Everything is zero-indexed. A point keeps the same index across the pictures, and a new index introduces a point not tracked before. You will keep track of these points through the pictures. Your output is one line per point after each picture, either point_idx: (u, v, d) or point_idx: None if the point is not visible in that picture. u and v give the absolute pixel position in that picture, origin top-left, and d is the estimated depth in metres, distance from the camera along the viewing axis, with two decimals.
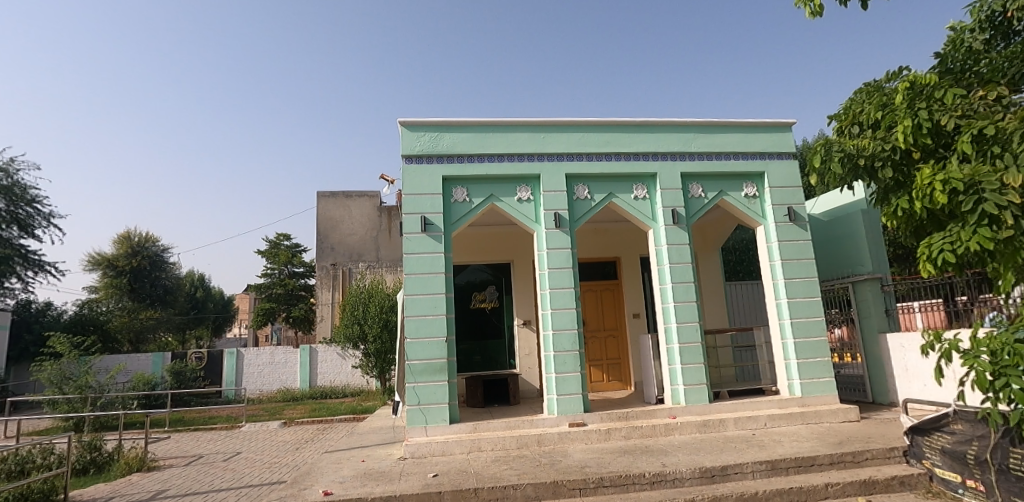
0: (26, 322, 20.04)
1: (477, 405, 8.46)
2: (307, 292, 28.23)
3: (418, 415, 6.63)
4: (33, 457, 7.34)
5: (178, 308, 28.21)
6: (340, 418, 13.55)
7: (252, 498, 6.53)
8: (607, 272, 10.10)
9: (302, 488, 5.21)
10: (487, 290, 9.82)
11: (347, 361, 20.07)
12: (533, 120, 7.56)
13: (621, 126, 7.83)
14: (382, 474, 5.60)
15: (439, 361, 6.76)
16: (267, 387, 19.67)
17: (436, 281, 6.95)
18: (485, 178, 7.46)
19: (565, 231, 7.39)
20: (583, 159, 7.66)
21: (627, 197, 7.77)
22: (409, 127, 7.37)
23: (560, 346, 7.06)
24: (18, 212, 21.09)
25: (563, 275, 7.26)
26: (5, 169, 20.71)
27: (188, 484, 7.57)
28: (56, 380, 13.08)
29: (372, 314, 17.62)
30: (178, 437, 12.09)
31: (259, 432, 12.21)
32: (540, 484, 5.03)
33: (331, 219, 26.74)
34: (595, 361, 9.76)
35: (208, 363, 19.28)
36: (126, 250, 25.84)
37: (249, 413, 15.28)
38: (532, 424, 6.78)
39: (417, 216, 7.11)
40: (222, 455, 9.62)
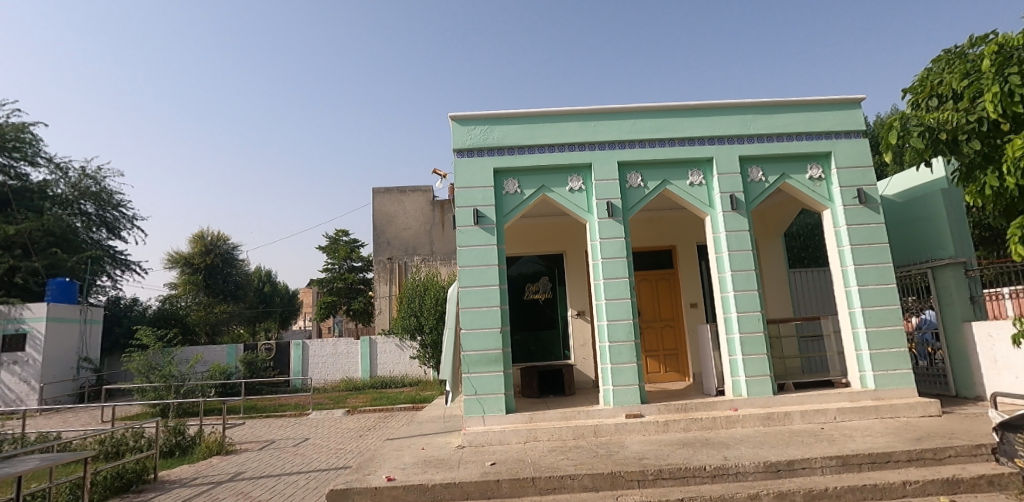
0: (117, 316, 21.76)
1: (533, 395, 8.50)
2: (366, 286, 29.24)
3: (475, 405, 6.75)
4: (126, 440, 8.00)
5: (248, 302, 29.90)
6: (400, 407, 13.99)
7: (321, 483, 6.86)
8: (663, 261, 9.88)
9: (366, 473, 5.42)
10: (540, 281, 9.83)
11: (406, 352, 20.68)
12: (583, 108, 7.46)
13: (674, 111, 7.59)
14: (441, 462, 5.74)
15: (494, 352, 6.84)
16: (331, 377, 20.53)
17: (490, 273, 7.02)
18: (536, 168, 7.43)
19: (618, 220, 7.27)
20: (635, 146, 7.50)
21: (681, 183, 7.55)
22: (459, 121, 7.44)
23: (615, 336, 6.99)
24: (106, 215, 22.99)
25: (617, 265, 7.16)
26: (94, 176, 22.56)
27: (262, 467, 8.03)
28: (144, 369, 14.22)
29: (429, 306, 18.07)
30: (252, 423, 12.88)
31: (325, 420, 12.80)
32: (596, 475, 5.01)
33: (386, 214, 27.49)
34: (652, 351, 9.59)
35: (276, 354, 20.35)
36: (201, 249, 27.62)
37: (315, 402, 16.01)
38: (588, 415, 6.76)
39: (469, 209, 7.19)
40: (292, 441, 10.15)
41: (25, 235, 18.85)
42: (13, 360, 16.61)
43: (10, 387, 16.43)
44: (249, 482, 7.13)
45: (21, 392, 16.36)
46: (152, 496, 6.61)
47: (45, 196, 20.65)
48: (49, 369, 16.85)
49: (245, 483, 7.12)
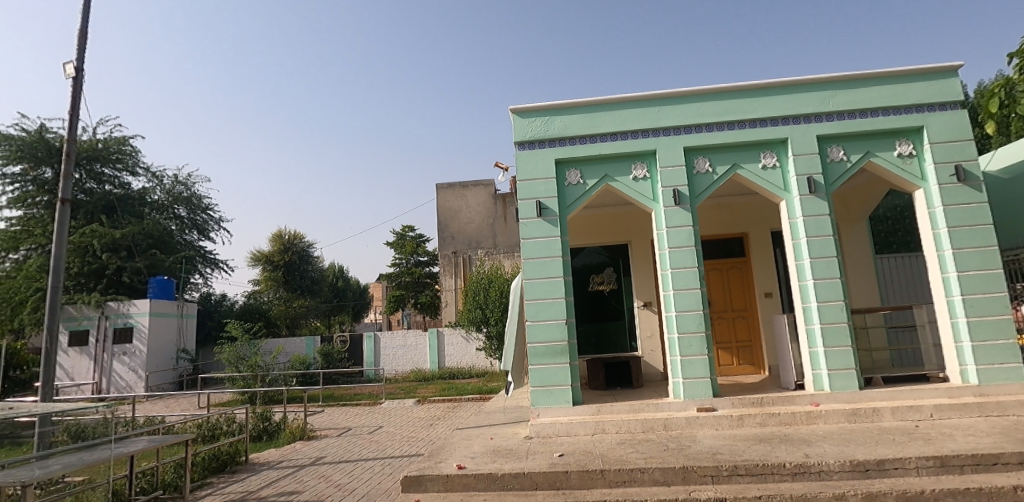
0: (209, 311, 23.57)
1: (600, 387, 8.42)
2: (432, 279, 30.05)
3: (542, 396, 6.78)
4: (220, 424, 8.68)
5: (323, 296, 31.56)
6: (468, 397, 14.31)
7: (395, 469, 7.14)
8: (734, 249, 9.47)
9: (438, 461, 5.57)
10: (605, 272, 9.70)
11: (472, 344, 21.11)
12: (646, 94, 7.26)
13: (744, 91, 7.22)
14: (510, 452, 5.80)
15: (560, 344, 6.82)
16: (402, 368, 21.28)
17: (554, 265, 6.99)
18: (599, 158, 7.32)
19: (685, 208, 7.03)
20: (702, 130, 7.20)
21: (753, 167, 7.19)
22: (520, 113, 7.44)
23: (685, 327, 6.78)
24: (197, 218, 24.94)
25: (686, 254, 6.92)
26: (185, 182, 24.50)
27: (341, 452, 8.47)
28: (233, 360, 15.41)
29: (493, 299, 18.27)
30: (331, 411, 13.61)
31: (397, 409, 13.29)
32: (667, 469, 4.90)
33: (450, 209, 28.03)
34: (723, 343, 9.25)
35: (350, 346, 21.32)
36: (280, 247, 29.47)
37: (388, 392, 16.66)
38: (657, 408, 6.63)
39: (532, 202, 7.18)
40: (368, 428, 10.63)
41: (130, 238, 20.73)
42: (124, 351, 18.44)
43: (122, 375, 18.27)
44: (330, 466, 7.52)
45: (130, 380, 18.15)
46: (245, 477, 7.14)
47: (144, 202, 22.63)
48: (153, 359, 18.60)
49: (326, 467, 7.54)
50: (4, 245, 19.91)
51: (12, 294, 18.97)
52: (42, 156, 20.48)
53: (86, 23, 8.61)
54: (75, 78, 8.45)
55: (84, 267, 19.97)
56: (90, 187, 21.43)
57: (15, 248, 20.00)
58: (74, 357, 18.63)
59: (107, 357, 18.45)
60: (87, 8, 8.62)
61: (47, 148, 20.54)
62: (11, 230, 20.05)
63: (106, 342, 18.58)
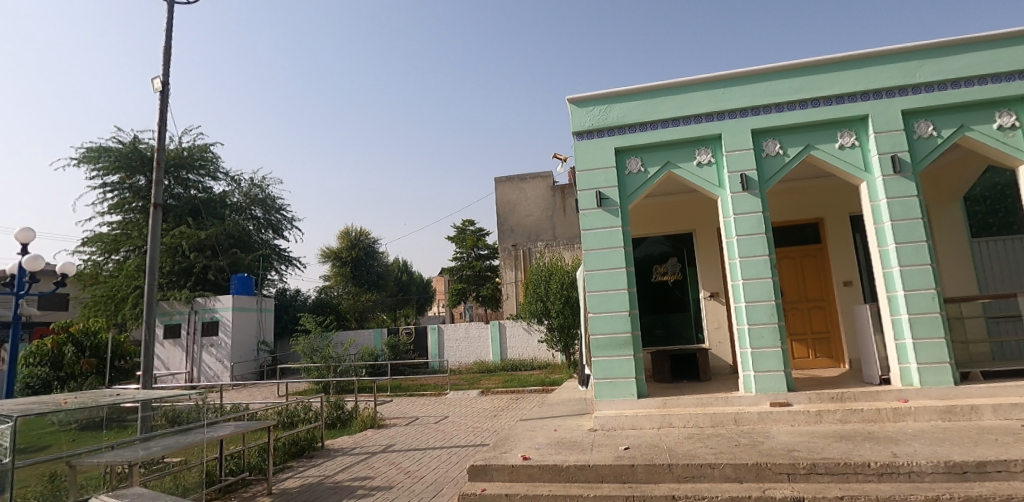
0: (285, 305, 24.98)
1: (665, 380, 8.23)
2: (492, 272, 30.40)
3: (606, 388, 6.70)
4: (298, 412, 9.22)
5: (388, 290, 32.76)
6: (531, 389, 14.39)
7: (461, 459, 7.31)
8: (808, 235, 8.94)
9: (503, 452, 5.63)
10: (668, 262, 9.44)
11: (533, 336, 21.20)
12: (709, 76, 6.97)
13: (817, 67, 6.78)
14: (574, 444, 5.78)
15: (623, 335, 6.71)
16: (466, 360, 21.70)
17: (616, 255, 6.87)
18: (660, 144, 7.10)
19: (754, 193, 6.69)
20: (772, 111, 6.83)
21: (829, 147, 6.74)
22: (578, 103, 7.35)
23: (755, 318, 6.49)
24: (272, 218, 26.42)
25: (755, 242, 6.60)
26: (260, 185, 26.05)
27: (409, 440, 8.76)
28: (308, 351, 16.38)
29: (554, 291, 18.12)
30: (399, 400, 14.10)
31: (461, 400, 13.56)
32: (739, 465, 4.72)
33: (509, 203, 28.19)
34: (797, 335, 8.79)
35: (416, 337, 22.02)
36: (348, 243, 30.84)
37: (452, 383, 17.04)
38: (726, 402, 6.40)
39: (591, 192, 7.08)
40: (434, 418, 10.92)
41: (213, 238, 22.36)
42: (211, 343, 19.89)
43: (210, 364, 19.76)
44: (399, 454, 7.80)
45: (218, 370, 19.58)
46: (321, 462, 7.55)
47: (225, 205, 24.25)
48: (237, 351, 19.99)
49: (395, 454, 7.82)
50: (107, 247, 21.89)
51: (115, 291, 20.87)
52: (136, 166, 22.43)
53: (170, 41, 9.29)
54: (162, 91, 9.14)
55: (175, 266, 21.63)
56: (177, 192, 23.22)
57: (116, 250, 21.93)
58: (169, 349, 20.38)
59: (197, 348, 20.00)
60: (171, 27, 9.28)
61: (140, 158, 22.47)
62: (113, 233, 22.05)
63: (195, 335, 20.12)
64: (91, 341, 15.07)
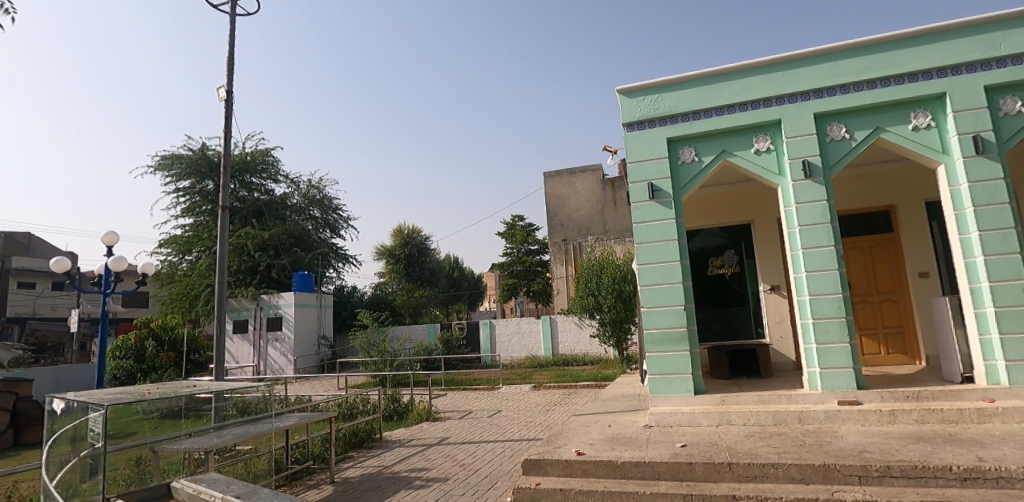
0: (343, 301, 25.92)
1: (724, 376, 7.97)
2: (543, 268, 30.38)
3: (661, 384, 6.56)
4: (357, 404, 9.57)
5: (440, 286, 33.39)
6: (583, 384, 14.30)
7: (515, 452, 7.37)
8: (878, 224, 8.42)
9: (557, 446, 5.62)
10: (725, 255, 9.12)
11: (585, 330, 21.06)
12: (767, 59, 6.66)
13: (886, 44, 6.35)
14: (630, 440, 5.69)
15: (679, 330, 6.53)
16: (517, 355, 21.82)
17: (670, 248, 6.70)
18: (715, 132, 6.86)
19: (819, 181, 6.34)
20: (836, 93, 6.45)
21: (901, 129, 6.30)
22: (627, 94, 7.21)
23: (821, 312, 6.17)
24: (329, 217, 27.43)
25: (819, 232, 6.27)
26: (318, 186, 27.11)
27: (464, 433, 8.91)
28: (365, 346, 17.01)
29: (606, 285, 17.87)
30: (453, 394, 14.36)
31: (514, 394, 13.65)
32: (805, 466, 4.51)
33: (558, 197, 28.05)
34: (867, 330, 8.30)
35: (468, 332, 22.36)
36: (401, 241, 31.63)
37: (504, 377, 17.16)
38: (789, 399, 6.14)
39: (643, 184, 6.93)
40: (487, 412, 11.05)
41: (276, 238, 23.49)
42: (276, 338, 20.91)
43: (275, 358, 20.77)
44: (454, 447, 7.94)
45: (282, 363, 20.58)
46: (380, 453, 7.80)
47: (286, 206, 25.39)
48: (300, 346, 20.92)
49: (450, 446, 7.98)
50: (180, 249, 23.36)
51: (189, 290, 22.28)
52: (205, 172, 23.90)
53: (233, 52, 9.78)
54: (227, 100, 9.64)
55: (241, 265, 22.81)
56: (242, 195, 24.51)
57: (189, 251, 23.37)
58: (238, 343, 21.59)
59: (263, 343, 21.07)
60: (233, 38, 9.78)
61: (208, 164, 23.91)
62: (185, 235, 23.51)
63: (261, 330, 21.20)
64: (169, 335, 16.22)
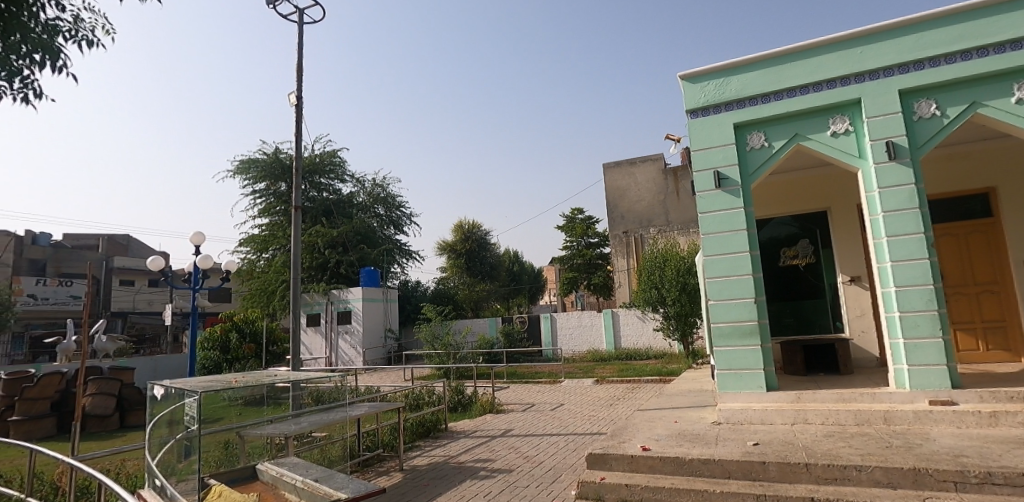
0: (408, 295, 26.75)
1: (799, 372, 7.55)
2: (604, 261, 29.99)
3: (731, 379, 6.31)
4: (423, 395, 9.87)
5: (501, 280, 33.75)
6: (648, 378, 14.02)
7: (578, 446, 7.35)
8: (975, 208, 7.69)
9: (622, 441, 5.54)
10: (798, 245, 8.64)
11: (648, 324, 20.66)
12: (844, 35, 6.23)
13: (983, 9, 5.76)
14: (698, 437, 5.53)
15: (749, 324, 6.26)
16: (579, 348, 21.72)
17: (738, 239, 6.42)
18: (786, 115, 6.50)
19: (905, 163, 5.86)
20: (924, 66, 5.93)
21: (1002, 103, 5.70)
22: (690, 79, 6.96)
23: (908, 305, 5.72)
24: (393, 214, 28.30)
25: (906, 218, 5.79)
26: (382, 185, 28.02)
27: (527, 426, 8.98)
28: (430, 338, 17.57)
29: (669, 278, 17.38)
30: (515, 387, 14.51)
31: (576, 388, 13.59)
32: (892, 469, 4.21)
33: (618, 189, 27.57)
34: (961, 324, 7.62)
35: (529, 325, 22.48)
36: (462, 236, 32.22)
37: (567, 371, 17.12)
38: (873, 398, 5.75)
39: (709, 172, 6.68)
40: (550, 405, 11.08)
41: (344, 236, 24.57)
42: (346, 330, 21.89)
43: (346, 350, 21.76)
44: (518, 439, 8.02)
45: (352, 355, 21.53)
46: (446, 442, 8.01)
47: (353, 205, 26.47)
48: (368, 338, 21.82)
49: (514, 439, 8.06)
50: (258, 247, 24.90)
51: (267, 285, 23.73)
52: (279, 174, 25.37)
53: (300, 59, 10.27)
54: (297, 105, 10.15)
55: (313, 262, 24.05)
56: (313, 195, 25.78)
57: (265, 249, 24.86)
58: (312, 335, 22.78)
59: (335, 335, 22.10)
60: (301, 46, 10.27)
61: (281, 167, 25.38)
62: (262, 234, 25.04)
63: (333, 323, 22.25)
64: (250, 328, 17.35)
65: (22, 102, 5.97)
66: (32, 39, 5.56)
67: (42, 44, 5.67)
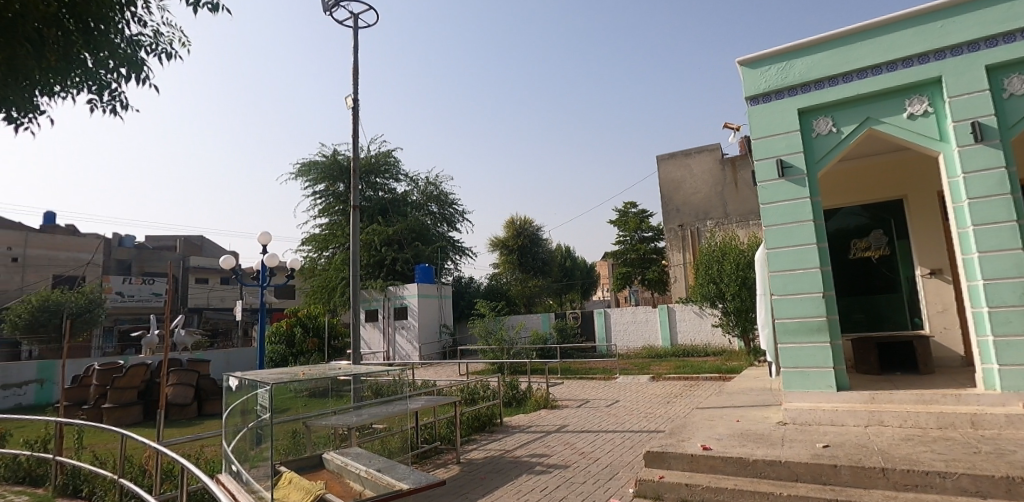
0: (461, 291, 27.15)
1: (872, 371, 7.10)
2: (659, 255, 29.33)
3: (797, 378, 6.02)
4: (479, 390, 10.01)
5: (553, 276, 33.67)
6: (706, 376, 13.60)
7: (635, 444, 7.23)
8: None
9: (680, 440, 5.41)
10: (871, 236, 8.13)
11: (706, 320, 20.06)
12: (921, 10, 5.79)
13: None
14: (762, 437, 5.32)
15: (817, 320, 5.94)
16: (634, 344, 21.36)
17: (805, 230, 6.09)
18: (856, 98, 6.11)
19: (994, 145, 5.37)
20: (1015, 38, 5.41)
21: None
22: (750, 65, 6.68)
23: (998, 300, 5.25)
24: (447, 212, 28.76)
25: (996, 205, 5.32)
26: (435, 183, 28.52)
27: (582, 422, 8.93)
28: (484, 333, 17.81)
29: (728, 272, 16.77)
30: (569, 383, 14.46)
31: (632, 385, 13.38)
32: (981, 477, 3.89)
33: (673, 181, 26.87)
34: None
35: (583, 321, 22.32)
36: (514, 232, 32.36)
37: (621, 367, 16.89)
38: (957, 400, 5.32)
39: (772, 161, 6.40)
40: (605, 402, 10.97)
41: (399, 234, 25.24)
42: (403, 326, 22.48)
43: (403, 345, 22.36)
44: (573, 435, 7.99)
45: (409, 350, 22.10)
46: (502, 437, 8.09)
47: (407, 203, 27.13)
48: (424, 333, 22.32)
49: (570, 434, 8.04)
50: (319, 245, 25.96)
51: (328, 282, 24.71)
52: (337, 175, 26.35)
53: (357, 62, 10.59)
54: (354, 107, 10.49)
55: (371, 259, 24.81)
56: (369, 194, 26.61)
57: (326, 247, 25.87)
58: (370, 331, 23.52)
59: (392, 330, 22.75)
60: (357, 50, 10.59)
61: (339, 168, 26.35)
62: (323, 233, 26.09)
63: (390, 319, 22.89)
64: (314, 323, 18.14)
65: (111, 113, 6.50)
66: (118, 52, 6.03)
67: (126, 57, 6.15)
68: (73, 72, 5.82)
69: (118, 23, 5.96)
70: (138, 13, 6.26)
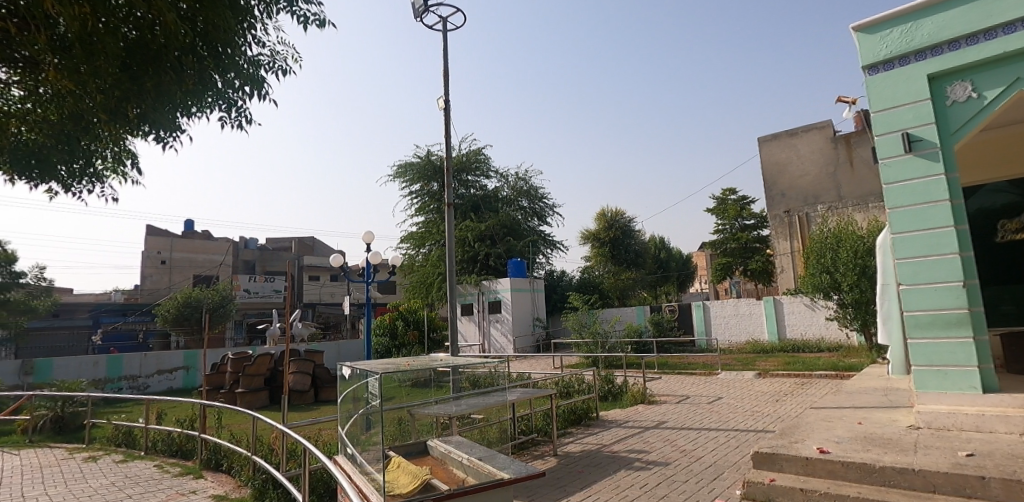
0: (553, 285, 27.23)
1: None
2: (762, 244, 27.50)
3: (933, 377, 5.37)
4: (573, 384, 10.00)
5: (647, 268, 32.76)
6: (820, 373, 12.56)
7: (741, 443, 6.87)
8: None
9: (794, 441, 5.05)
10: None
11: (819, 313, 18.52)
12: None
13: None
14: (889, 442, 4.83)
15: (956, 312, 5.25)
16: (737, 339, 20.19)
17: (940, 211, 5.39)
18: (1001, 58, 5.29)
19: None
20: None
21: None
22: (868, 31, 6.05)
23: None
24: (537, 206, 28.85)
25: None
26: (524, 178, 28.74)
27: (683, 419, 8.63)
28: (578, 327, 17.77)
29: (844, 260, 15.30)
30: (667, 378, 14.01)
31: (736, 381, 12.69)
32: None
33: (777, 164, 25.03)
34: None
35: (679, 314, 21.49)
36: (605, 224, 31.87)
37: (723, 362, 16.07)
38: None
39: (897, 135, 5.75)
40: (706, 398, 10.50)
41: (491, 229, 25.82)
42: (497, 319, 23.01)
43: (498, 337, 22.90)
44: (673, 431, 7.75)
45: (503, 343, 22.62)
46: (598, 431, 8.04)
47: (498, 199, 27.67)
48: (517, 327, 22.68)
49: (669, 431, 7.80)
50: (416, 243, 27.22)
51: (425, 278, 25.86)
52: (431, 175, 27.47)
53: (446, 65, 10.93)
54: (445, 109, 10.85)
55: (465, 254, 25.60)
56: (462, 192, 27.48)
57: (422, 244, 27.07)
58: (466, 324, 24.29)
59: (487, 323, 23.37)
60: (445, 52, 10.91)
61: (433, 168, 27.43)
62: (419, 231, 27.34)
63: (484, 313, 23.50)
64: (413, 316, 19.11)
65: (238, 128, 7.24)
66: (241, 72, 6.72)
67: (248, 76, 6.85)
68: (207, 93, 6.58)
69: (242, 46, 6.64)
70: (257, 35, 6.94)
